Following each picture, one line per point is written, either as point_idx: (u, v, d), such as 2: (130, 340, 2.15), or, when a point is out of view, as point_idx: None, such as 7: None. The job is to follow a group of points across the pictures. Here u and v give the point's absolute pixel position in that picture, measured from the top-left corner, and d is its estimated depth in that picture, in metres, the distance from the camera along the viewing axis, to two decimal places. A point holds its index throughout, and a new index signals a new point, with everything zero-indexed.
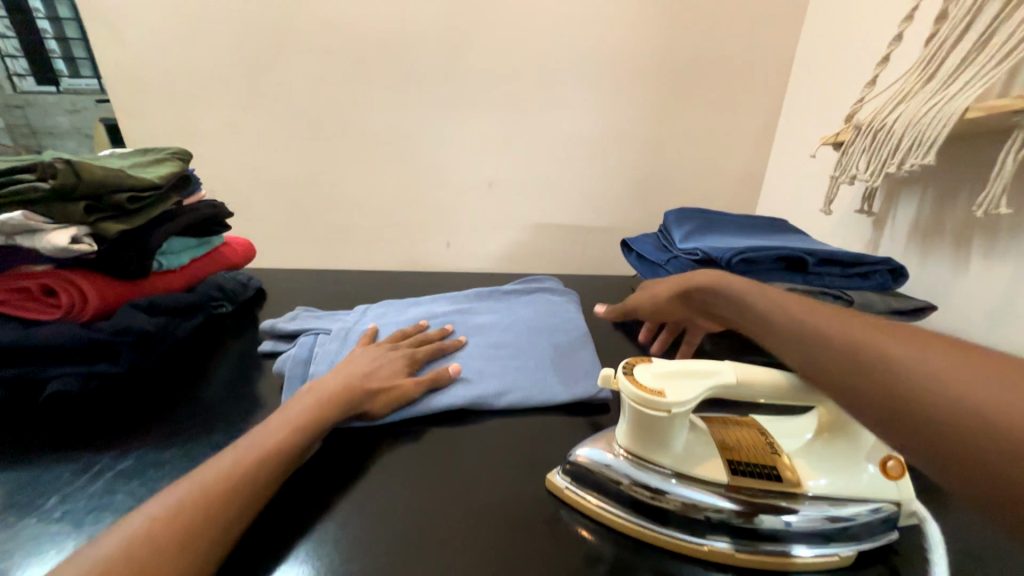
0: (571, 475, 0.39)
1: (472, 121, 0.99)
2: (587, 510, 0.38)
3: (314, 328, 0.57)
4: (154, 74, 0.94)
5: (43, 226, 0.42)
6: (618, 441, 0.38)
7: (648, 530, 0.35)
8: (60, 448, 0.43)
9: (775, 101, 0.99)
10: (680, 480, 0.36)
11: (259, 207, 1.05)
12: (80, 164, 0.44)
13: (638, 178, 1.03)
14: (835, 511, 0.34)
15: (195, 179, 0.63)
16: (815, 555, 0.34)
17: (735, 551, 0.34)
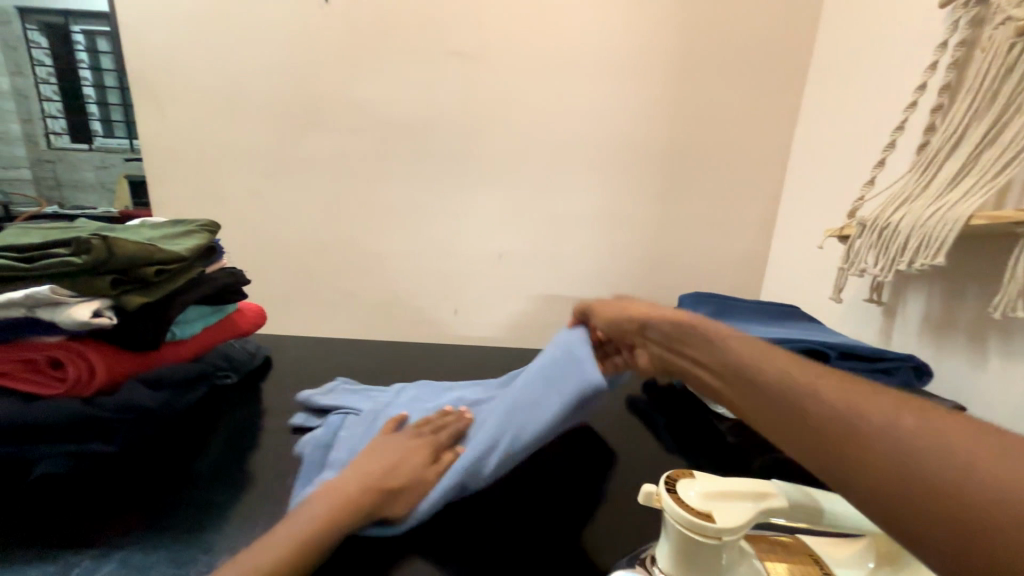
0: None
1: (486, 197, 1.04)
2: None
3: (347, 407, 0.58)
4: (190, 143, 1.00)
5: (67, 299, 0.42)
6: (658, 563, 0.35)
7: None
8: (35, 539, 0.39)
9: (774, 191, 1.04)
10: None
11: (271, 269, 1.06)
12: (114, 239, 0.44)
13: (644, 256, 1.06)
14: None
15: (220, 249, 0.64)
16: None
17: None
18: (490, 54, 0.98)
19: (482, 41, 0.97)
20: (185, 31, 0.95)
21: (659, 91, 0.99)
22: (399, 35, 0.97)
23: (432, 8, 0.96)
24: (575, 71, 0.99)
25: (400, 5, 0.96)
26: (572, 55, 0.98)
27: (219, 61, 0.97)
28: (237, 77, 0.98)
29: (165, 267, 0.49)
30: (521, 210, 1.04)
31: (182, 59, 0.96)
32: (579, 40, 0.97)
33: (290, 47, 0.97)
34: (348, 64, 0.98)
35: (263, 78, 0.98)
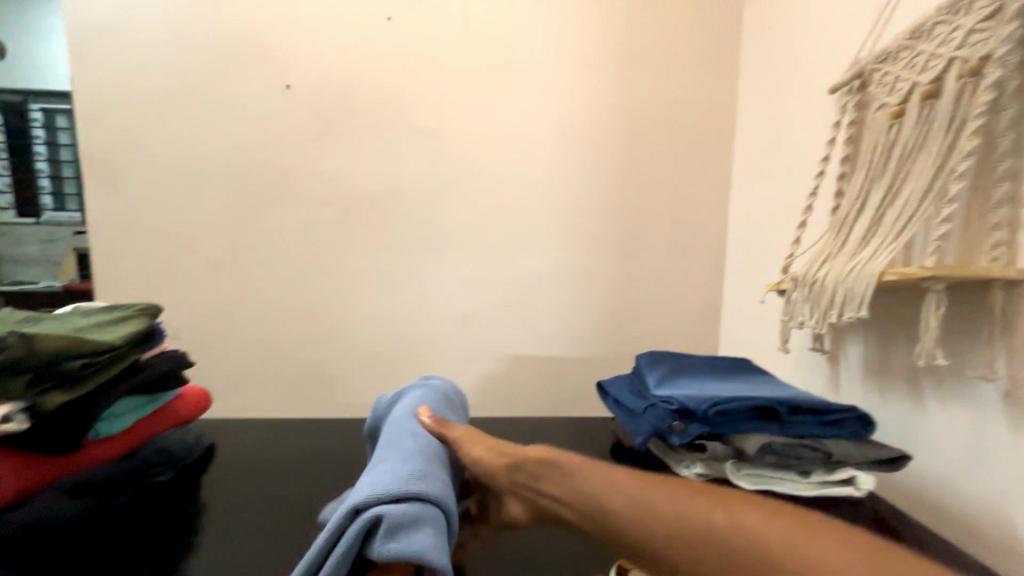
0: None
1: (449, 262, 1.05)
2: None
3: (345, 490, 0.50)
4: (144, 220, 0.98)
5: None
6: None
7: None
8: None
9: (719, 246, 1.11)
10: None
11: (225, 345, 1.01)
12: (36, 335, 0.42)
13: (606, 312, 1.09)
14: None
15: (160, 332, 0.61)
16: None
17: None
18: (449, 131, 1.04)
19: (440, 120, 1.04)
20: (146, 114, 0.97)
21: (606, 162, 1.08)
22: (359, 115, 1.02)
23: (391, 92, 1.03)
24: (527, 145, 1.06)
25: (361, 89, 1.02)
26: (523, 131, 1.06)
27: (181, 142, 0.98)
28: (198, 157, 0.99)
29: (95, 359, 0.46)
30: (483, 274, 1.06)
31: (142, 140, 0.97)
32: (528, 118, 1.06)
33: (252, 128, 1.00)
34: (312, 142, 1.02)
35: (226, 156, 1.00)
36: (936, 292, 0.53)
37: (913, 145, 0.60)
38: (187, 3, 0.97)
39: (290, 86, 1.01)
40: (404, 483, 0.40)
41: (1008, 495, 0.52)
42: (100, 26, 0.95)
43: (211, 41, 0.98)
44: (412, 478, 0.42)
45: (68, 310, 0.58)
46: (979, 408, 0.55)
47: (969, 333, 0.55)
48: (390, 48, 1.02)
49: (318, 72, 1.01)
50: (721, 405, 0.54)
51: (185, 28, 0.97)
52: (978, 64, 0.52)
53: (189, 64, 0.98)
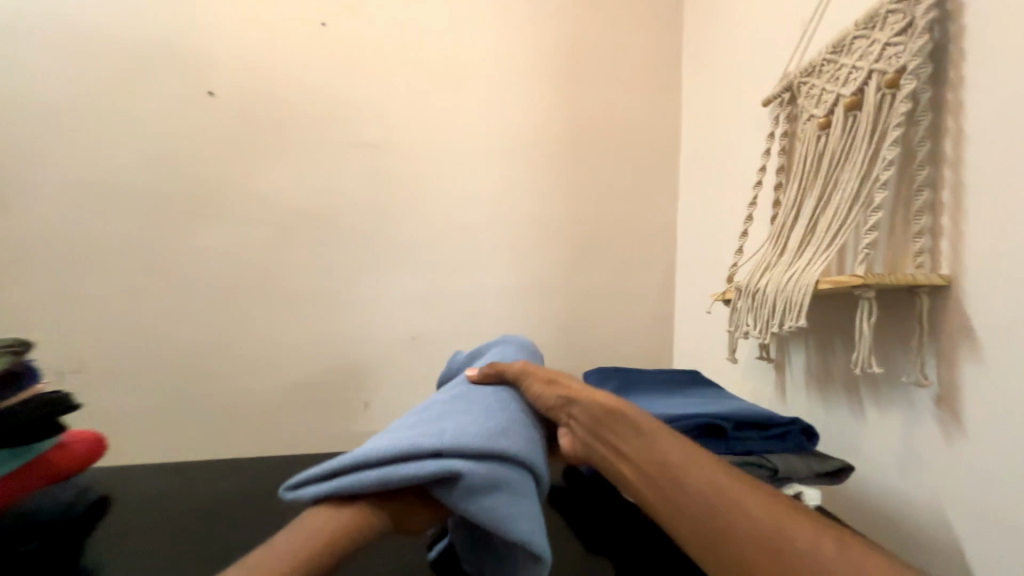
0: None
1: (393, 279, 1.00)
2: None
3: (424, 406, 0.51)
4: (38, 241, 0.86)
5: None
6: None
7: None
8: None
9: (669, 256, 1.11)
10: None
11: (137, 378, 0.90)
12: None
13: (561, 327, 1.06)
14: None
15: (33, 371, 0.52)
16: None
17: None
18: (390, 142, 0.99)
19: (381, 131, 0.99)
20: (42, 122, 0.86)
21: (555, 173, 1.06)
22: (292, 125, 0.96)
23: (327, 101, 0.97)
24: (474, 156, 1.03)
25: (293, 98, 0.96)
26: (470, 142, 1.03)
27: (84, 152, 0.88)
28: (106, 169, 0.89)
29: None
30: (431, 291, 1.01)
31: (35, 151, 0.86)
32: (475, 129, 1.03)
33: (170, 138, 0.91)
34: (239, 153, 0.94)
35: (139, 169, 0.90)
36: (868, 300, 0.54)
37: (839, 155, 0.61)
38: (93, 1, 0.88)
39: (213, 92, 0.93)
40: (487, 440, 0.40)
41: (944, 500, 0.52)
42: None
43: (120, 44, 0.89)
44: (494, 435, 0.41)
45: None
46: (913, 414, 0.55)
47: (900, 338, 0.55)
48: (326, 55, 0.97)
49: (246, 79, 0.94)
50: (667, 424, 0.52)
51: (89, 28, 0.88)
52: (894, 76, 0.54)
53: (94, 68, 0.88)
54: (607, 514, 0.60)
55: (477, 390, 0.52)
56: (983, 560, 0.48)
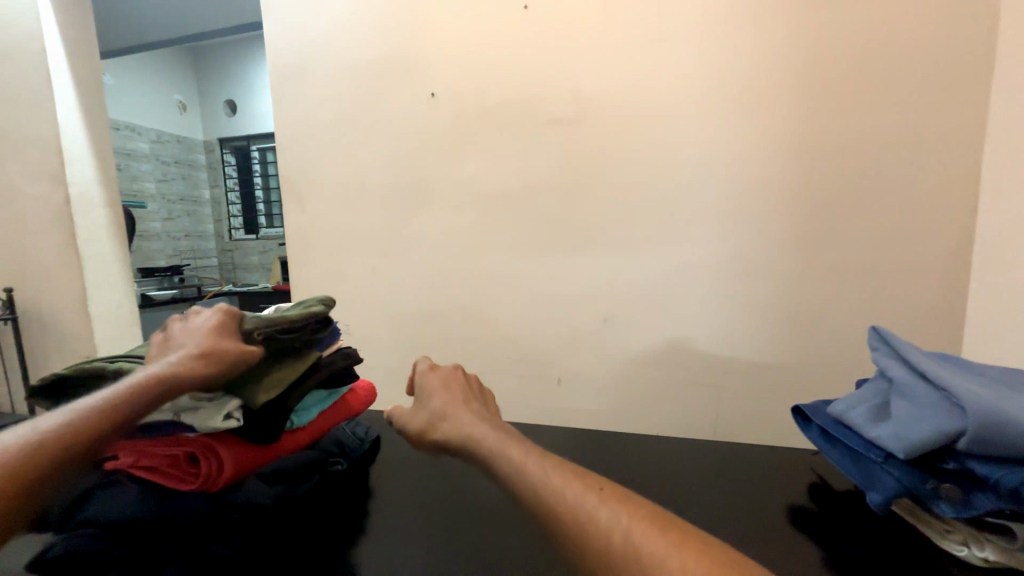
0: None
1: (588, 257, 0.95)
2: None
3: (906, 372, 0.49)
4: (320, 233, 1.11)
5: (202, 402, 0.47)
6: None
7: None
8: None
9: (966, 223, 0.79)
10: None
11: (383, 341, 1.09)
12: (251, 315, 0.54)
13: (787, 313, 0.88)
14: None
15: (336, 330, 0.67)
16: None
17: None
18: (586, 114, 0.93)
19: (576, 104, 0.93)
20: (318, 137, 1.09)
21: (790, 122, 0.84)
22: (499, 113, 0.98)
23: (528, 81, 0.95)
24: (678, 116, 0.88)
25: (493, 83, 0.97)
26: (677, 102, 0.88)
27: (343, 159, 1.08)
28: (357, 170, 1.07)
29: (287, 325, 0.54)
30: (628, 270, 0.94)
31: (316, 161, 1.09)
32: (683, 83, 0.88)
33: (397, 137, 1.04)
34: (450, 143, 1.01)
35: (380, 165, 1.05)
36: None
37: None
38: (339, 29, 1.04)
39: (434, 93, 1.01)
40: (933, 401, 0.42)
41: None
42: (285, 68, 1.09)
43: (362, 61, 1.04)
44: (950, 401, 0.40)
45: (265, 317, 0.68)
46: None
47: None
48: (521, 33, 0.95)
49: (453, 71, 0.99)
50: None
51: (340, 53, 1.05)
52: None
53: (350, 90, 1.05)
54: (893, 551, 0.47)
55: None
56: None
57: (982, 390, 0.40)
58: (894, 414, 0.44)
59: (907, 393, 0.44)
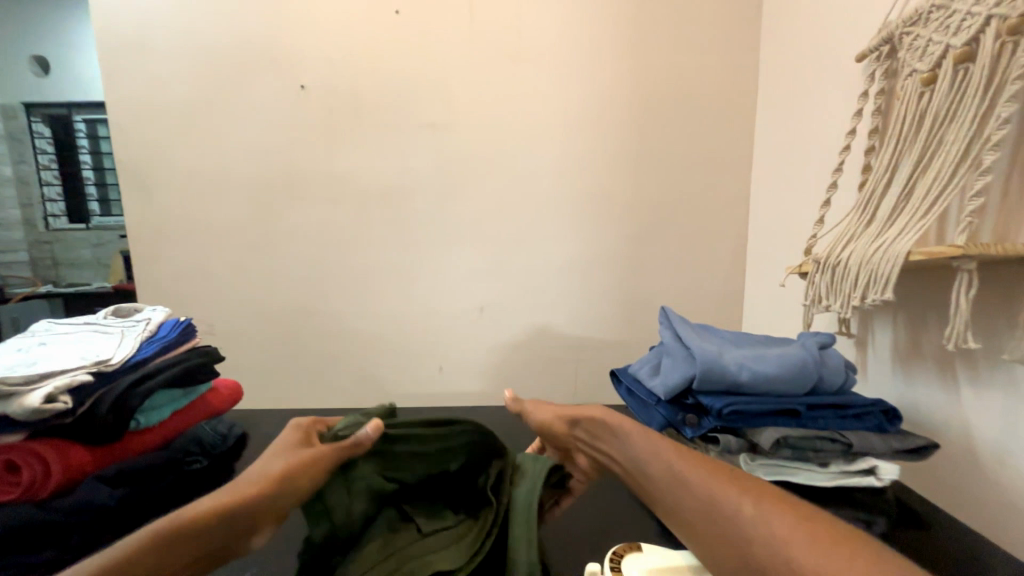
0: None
1: (463, 252, 1.04)
2: None
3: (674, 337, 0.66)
4: (170, 226, 1.00)
5: (16, 390, 0.43)
6: None
7: None
8: None
9: (740, 230, 1.07)
10: None
11: (253, 339, 1.03)
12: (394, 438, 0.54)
13: (626, 298, 1.07)
14: None
15: (193, 330, 0.66)
16: None
17: None
18: (460, 120, 1.01)
19: (450, 111, 1.01)
20: (165, 120, 0.98)
21: (624, 142, 1.03)
22: (376, 113, 1.00)
23: (405, 84, 1.00)
24: (540, 130, 1.02)
25: (369, 81, 0.99)
26: (538, 117, 1.01)
27: (197, 145, 0.99)
28: (219, 158, 1.00)
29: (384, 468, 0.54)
30: (500, 263, 1.05)
31: (165, 146, 0.98)
32: (543, 102, 1.01)
33: (264, 127, 1.00)
34: (325, 137, 1.00)
35: (245, 155, 1.00)
36: (968, 273, 0.50)
37: (945, 113, 0.56)
38: (192, 3, 0.96)
39: (305, 86, 0.99)
40: (682, 357, 0.58)
41: None
42: (119, 36, 0.96)
43: (220, 42, 0.97)
44: (691, 356, 0.57)
45: (102, 321, 0.63)
46: (1016, 395, 0.50)
47: (1004, 314, 0.51)
48: (396, 36, 0.98)
49: (326, 65, 0.99)
50: (737, 405, 0.52)
51: (193, 30, 0.97)
52: (1017, 21, 0.47)
53: (206, 71, 0.98)
54: None
55: (777, 355, 0.55)
56: None
57: (708, 345, 0.58)
58: (660, 368, 0.60)
59: (670, 353, 0.60)
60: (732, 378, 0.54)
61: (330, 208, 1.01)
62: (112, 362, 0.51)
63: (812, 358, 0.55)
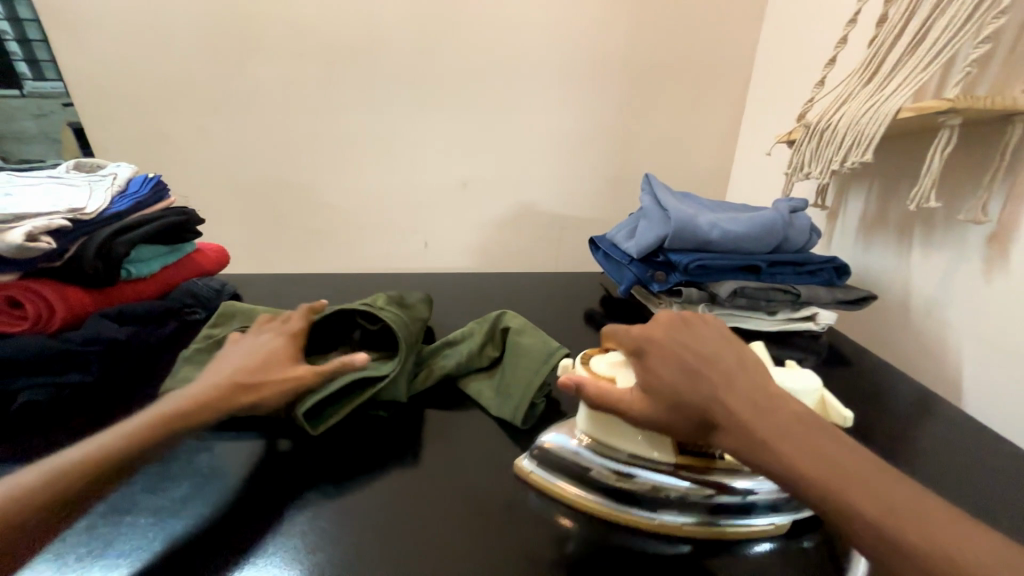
0: (538, 458, 0.39)
1: (446, 119, 0.98)
2: (551, 487, 0.38)
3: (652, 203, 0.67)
4: (116, 80, 0.89)
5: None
6: (580, 426, 0.39)
7: (589, 499, 0.37)
8: (47, 447, 0.42)
9: (737, 102, 1.01)
10: (635, 461, 0.37)
11: (229, 212, 1.00)
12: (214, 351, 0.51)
13: (614, 174, 1.04)
14: (756, 485, 0.35)
15: (167, 189, 0.64)
16: (734, 526, 0.35)
17: (683, 524, 0.35)
18: None
19: None
20: None
21: None
22: None
23: None
24: None
25: None
26: None
27: None
28: None
29: None
30: (485, 133, 0.99)
31: None
32: None
33: None
34: None
35: None
36: (951, 129, 0.50)
37: None
38: None
39: None
40: (659, 219, 0.60)
41: (958, 326, 0.55)
42: None
43: None
44: (667, 217, 0.59)
45: (64, 175, 0.60)
46: (962, 251, 0.54)
47: (973, 173, 0.52)
48: None
49: None
50: (704, 259, 0.56)
51: None
52: None
53: None
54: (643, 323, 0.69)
55: (749, 217, 0.58)
56: (978, 371, 0.53)
57: (685, 207, 0.59)
58: (636, 230, 0.62)
59: (647, 215, 0.62)
60: (704, 237, 0.56)
61: (297, 63, 0.91)
62: (88, 211, 0.51)
63: (781, 219, 0.57)
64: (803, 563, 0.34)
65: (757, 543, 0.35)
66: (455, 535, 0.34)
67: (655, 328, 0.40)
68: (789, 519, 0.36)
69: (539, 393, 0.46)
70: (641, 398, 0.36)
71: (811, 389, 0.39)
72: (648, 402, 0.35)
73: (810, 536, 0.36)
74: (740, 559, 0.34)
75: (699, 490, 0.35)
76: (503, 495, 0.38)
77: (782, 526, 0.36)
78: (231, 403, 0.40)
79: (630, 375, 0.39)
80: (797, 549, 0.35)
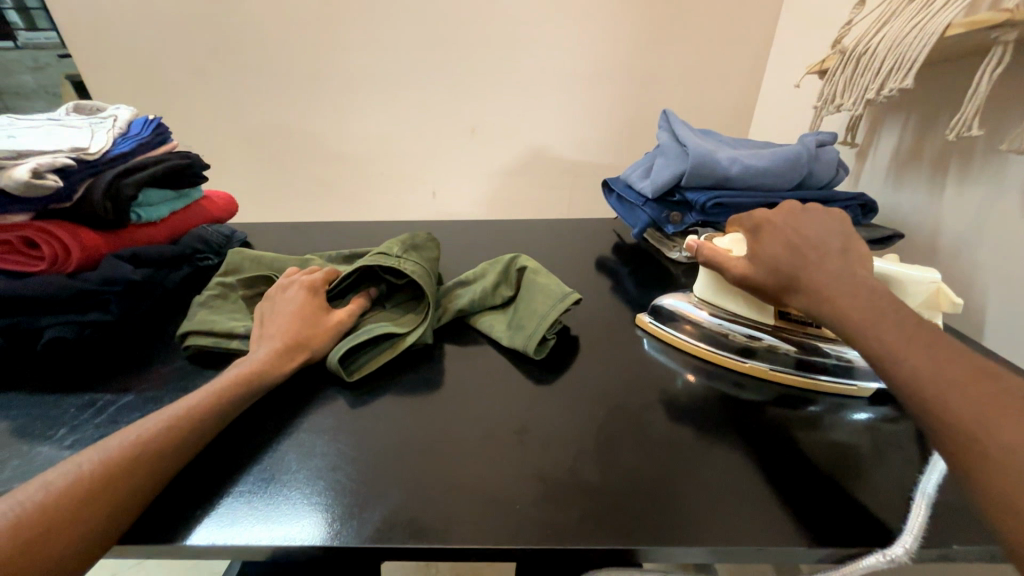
0: (656, 315, 0.51)
1: (450, 58, 0.92)
2: (666, 337, 0.49)
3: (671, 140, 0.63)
4: (104, 23, 0.85)
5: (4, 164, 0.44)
6: (695, 292, 0.50)
7: (695, 345, 0.47)
8: (78, 384, 0.44)
9: (767, 29, 0.92)
10: (738, 320, 0.46)
11: (235, 162, 0.99)
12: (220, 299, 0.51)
13: (629, 116, 0.99)
14: (851, 355, 0.41)
15: (168, 134, 0.62)
16: (823, 381, 0.42)
17: (777, 373, 0.43)
18: None
19: None
20: None
21: None
22: None
23: None
24: None
25: None
26: None
27: None
28: None
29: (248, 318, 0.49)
30: (492, 73, 0.94)
31: None
32: None
33: None
34: None
35: None
36: (1004, 46, 0.45)
37: None
38: None
39: None
40: (677, 157, 0.57)
41: (985, 264, 0.53)
42: None
43: None
44: (686, 154, 0.56)
45: (65, 118, 0.59)
46: (1000, 185, 0.51)
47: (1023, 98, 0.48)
48: None
49: None
50: (723, 199, 0.53)
51: None
52: None
53: None
54: (655, 267, 0.68)
55: (772, 152, 0.54)
56: (1002, 310, 0.52)
57: (705, 143, 0.56)
58: (653, 169, 0.59)
59: (664, 152, 0.59)
60: (724, 174, 0.54)
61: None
62: (91, 151, 0.50)
63: (808, 154, 0.54)
64: (877, 423, 0.40)
65: (842, 401, 0.42)
66: (469, 456, 0.35)
67: (775, 215, 0.44)
68: (877, 388, 0.42)
69: (551, 329, 0.46)
70: (746, 264, 0.42)
71: (927, 280, 0.39)
72: (752, 268, 0.42)
73: (894, 406, 0.41)
74: (821, 408, 0.41)
75: (793, 350, 0.43)
76: (513, 422, 0.39)
77: (869, 392, 0.42)
78: (274, 369, 0.40)
79: (744, 249, 0.45)
80: (878, 413, 0.41)
